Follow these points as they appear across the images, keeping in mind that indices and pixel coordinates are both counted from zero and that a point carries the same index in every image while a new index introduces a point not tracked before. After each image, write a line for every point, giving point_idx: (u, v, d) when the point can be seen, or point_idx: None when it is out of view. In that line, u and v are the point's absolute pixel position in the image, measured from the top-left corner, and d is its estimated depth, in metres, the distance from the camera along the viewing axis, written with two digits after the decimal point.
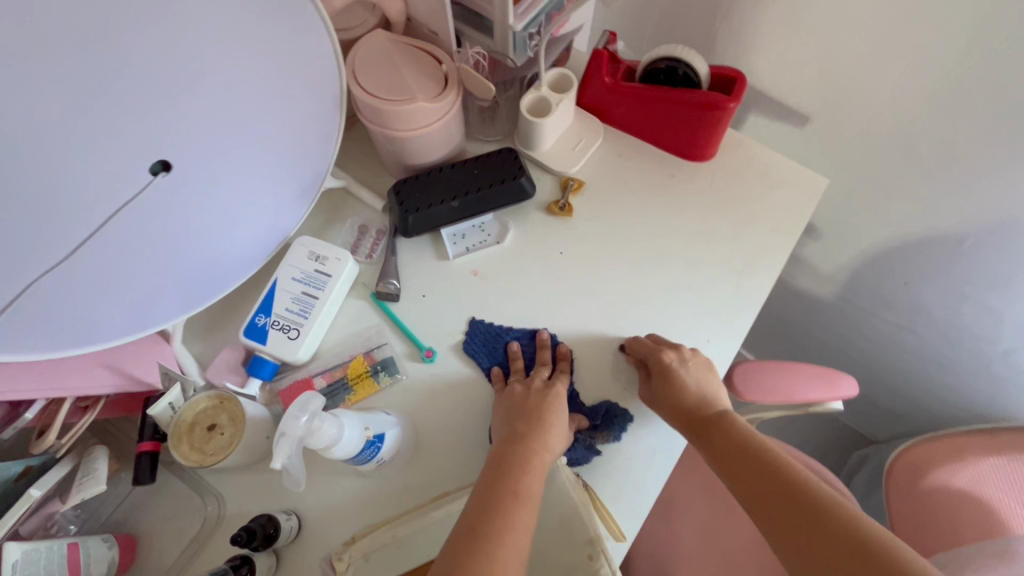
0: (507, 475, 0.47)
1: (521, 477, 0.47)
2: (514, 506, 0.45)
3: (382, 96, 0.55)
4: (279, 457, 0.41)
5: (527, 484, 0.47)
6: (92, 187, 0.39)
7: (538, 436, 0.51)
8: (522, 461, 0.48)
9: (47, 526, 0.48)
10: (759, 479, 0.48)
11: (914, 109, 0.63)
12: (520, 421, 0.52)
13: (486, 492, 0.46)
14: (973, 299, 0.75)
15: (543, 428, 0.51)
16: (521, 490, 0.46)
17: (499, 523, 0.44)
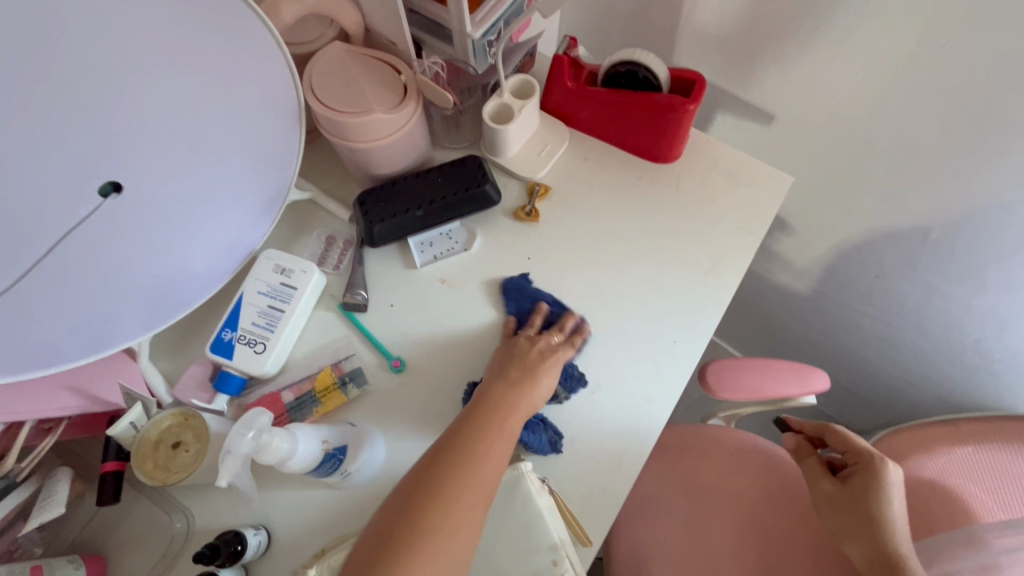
0: (483, 434, 0.49)
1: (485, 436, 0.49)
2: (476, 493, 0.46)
3: (340, 108, 0.55)
4: (224, 474, 0.42)
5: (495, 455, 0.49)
6: (40, 211, 0.39)
7: (516, 387, 0.53)
8: (490, 424, 0.50)
9: (11, 549, 0.48)
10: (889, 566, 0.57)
11: (874, 106, 0.64)
12: (515, 369, 0.55)
13: (448, 453, 0.47)
14: (942, 290, 0.76)
15: (531, 381, 0.54)
16: (487, 451, 0.48)
17: (459, 482, 0.46)
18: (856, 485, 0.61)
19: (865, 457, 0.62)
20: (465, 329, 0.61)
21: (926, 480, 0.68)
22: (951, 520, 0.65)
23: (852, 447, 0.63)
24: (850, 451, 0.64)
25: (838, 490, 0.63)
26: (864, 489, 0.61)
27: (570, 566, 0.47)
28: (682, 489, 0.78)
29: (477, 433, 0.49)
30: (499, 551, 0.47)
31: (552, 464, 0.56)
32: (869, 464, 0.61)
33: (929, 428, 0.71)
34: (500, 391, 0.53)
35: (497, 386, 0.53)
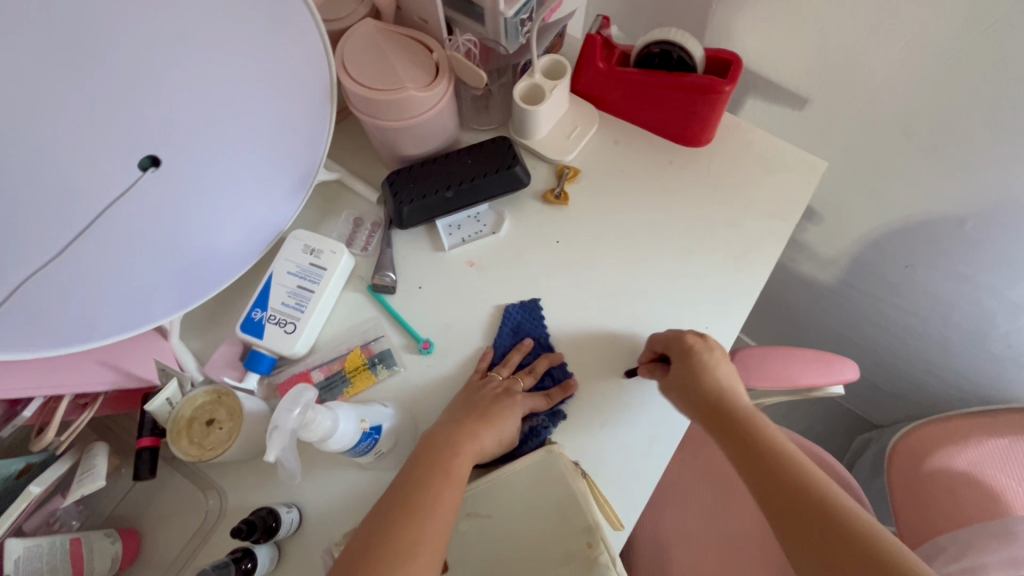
0: (433, 457, 0.48)
1: (451, 458, 0.48)
2: (442, 496, 0.45)
3: (373, 86, 0.55)
4: (273, 449, 0.42)
5: (455, 462, 0.48)
6: (80, 182, 0.39)
7: (463, 428, 0.50)
8: (439, 450, 0.48)
9: (49, 522, 0.49)
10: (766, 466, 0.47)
11: (916, 89, 0.62)
12: (464, 411, 0.52)
13: (409, 483, 0.46)
14: (976, 281, 0.74)
15: (478, 420, 0.51)
16: (449, 469, 0.47)
17: (425, 500, 0.45)
18: (690, 369, 0.53)
19: (704, 343, 0.55)
20: (493, 312, 0.61)
21: (960, 471, 0.67)
22: (982, 512, 0.64)
23: (682, 335, 0.55)
24: (674, 344, 0.55)
25: (687, 378, 0.53)
26: (706, 372, 0.53)
27: (607, 548, 0.46)
28: (705, 478, 0.77)
29: (449, 448, 0.48)
30: (533, 534, 0.47)
31: (582, 448, 0.55)
32: (691, 350, 0.54)
33: (962, 419, 0.70)
34: (458, 419, 0.51)
35: (447, 428, 0.50)
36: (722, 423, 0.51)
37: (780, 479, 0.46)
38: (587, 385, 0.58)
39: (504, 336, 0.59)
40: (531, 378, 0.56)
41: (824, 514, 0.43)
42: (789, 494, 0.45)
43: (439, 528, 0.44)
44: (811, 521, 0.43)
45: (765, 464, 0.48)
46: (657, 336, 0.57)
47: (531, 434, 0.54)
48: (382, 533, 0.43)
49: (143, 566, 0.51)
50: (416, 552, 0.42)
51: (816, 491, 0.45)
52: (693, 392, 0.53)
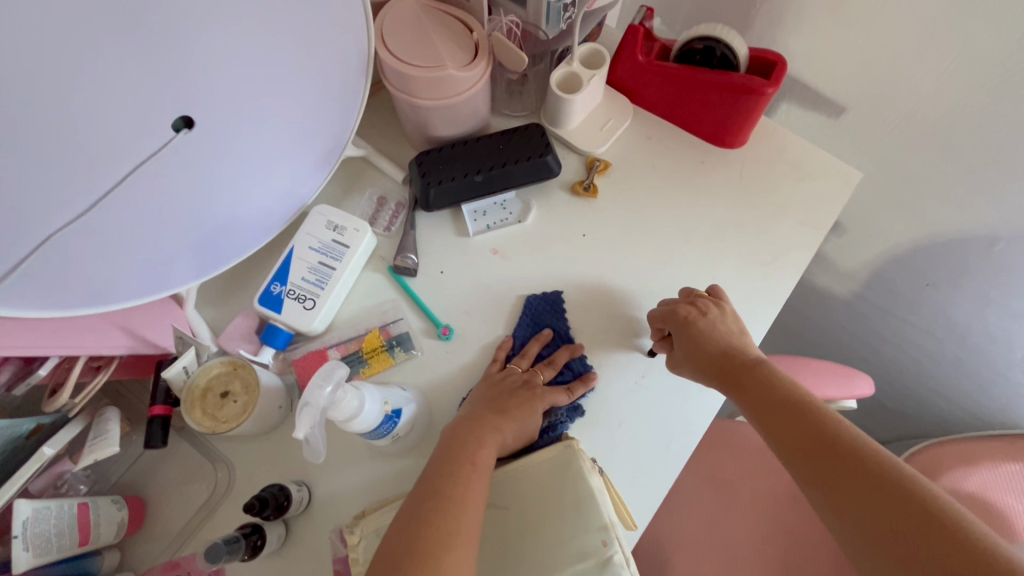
0: (456, 449, 0.47)
1: (475, 448, 0.47)
2: (468, 483, 0.45)
3: (411, 63, 0.53)
4: (302, 428, 0.40)
5: (479, 450, 0.47)
6: (113, 139, 0.38)
7: (486, 420, 0.49)
8: (462, 439, 0.48)
9: (56, 485, 0.47)
10: (788, 420, 0.46)
11: (961, 104, 0.60)
12: (485, 404, 0.51)
13: (436, 477, 0.45)
14: (998, 304, 0.73)
15: (499, 414, 0.50)
16: (475, 459, 0.46)
17: (455, 493, 0.44)
18: (690, 339, 0.53)
19: (699, 307, 0.55)
20: (514, 302, 0.60)
21: (970, 493, 0.66)
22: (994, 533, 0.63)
23: (677, 306, 0.55)
24: (670, 316, 0.55)
25: (688, 349, 0.53)
26: (708, 336, 0.53)
27: (621, 547, 0.46)
28: (709, 484, 0.76)
29: (471, 438, 0.48)
30: (546, 529, 0.47)
31: (597, 445, 0.55)
32: (688, 320, 0.54)
33: (970, 442, 0.71)
34: (477, 412, 0.50)
35: (470, 420, 0.50)
36: (734, 380, 0.51)
37: (797, 424, 0.45)
38: (606, 382, 0.57)
39: (523, 326, 0.58)
40: (551, 370, 0.55)
41: (845, 448, 0.42)
42: (807, 436, 0.44)
43: (475, 513, 0.43)
44: (832, 458, 0.42)
45: (781, 412, 0.47)
46: (655, 312, 0.56)
47: (549, 428, 0.54)
48: (421, 523, 0.42)
49: (147, 534, 0.50)
50: (451, 544, 0.41)
51: (832, 425, 0.44)
52: (698, 357, 0.52)
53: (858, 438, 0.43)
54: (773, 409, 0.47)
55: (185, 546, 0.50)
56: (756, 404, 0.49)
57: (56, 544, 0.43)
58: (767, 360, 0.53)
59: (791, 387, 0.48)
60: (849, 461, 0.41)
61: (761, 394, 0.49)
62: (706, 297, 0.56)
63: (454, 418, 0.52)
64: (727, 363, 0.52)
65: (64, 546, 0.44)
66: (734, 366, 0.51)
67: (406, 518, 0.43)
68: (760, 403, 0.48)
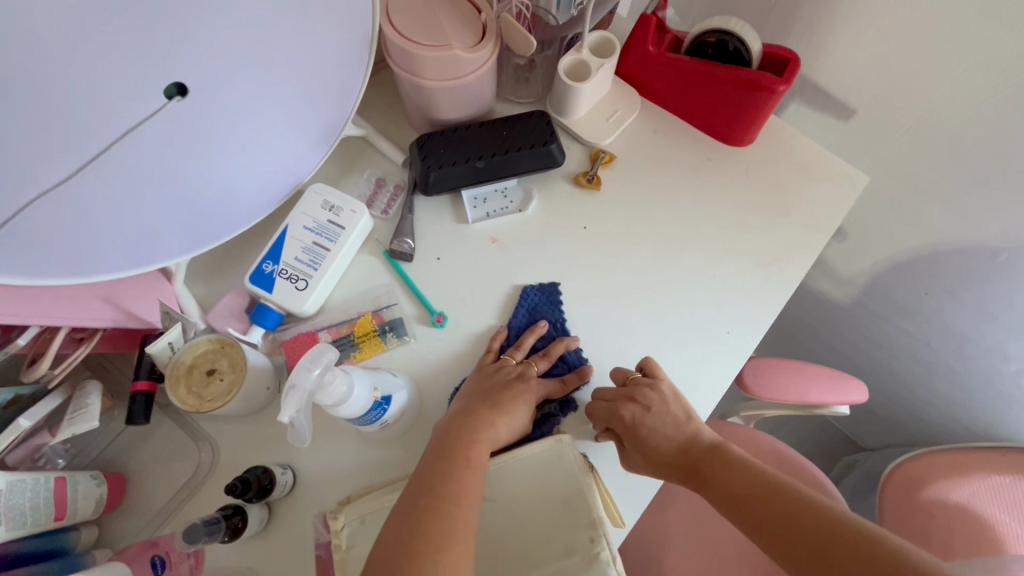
0: (452, 446, 0.46)
1: (469, 444, 0.46)
2: (461, 481, 0.44)
3: (416, 40, 0.52)
4: (287, 410, 0.39)
5: (473, 446, 0.46)
6: (102, 101, 0.36)
7: (482, 415, 0.49)
8: (458, 435, 0.47)
9: (35, 457, 0.46)
10: (749, 498, 0.46)
11: (974, 113, 0.59)
12: (479, 399, 0.50)
13: (430, 475, 0.44)
14: (995, 316, 0.73)
15: (495, 410, 0.49)
16: (469, 455, 0.46)
17: (451, 490, 0.43)
18: (639, 445, 0.51)
19: (641, 403, 0.51)
20: (510, 293, 0.59)
21: (956, 503, 0.66)
22: (974, 546, 0.63)
23: (617, 403, 0.52)
24: (615, 417, 0.51)
25: (643, 452, 0.51)
26: (656, 437, 0.51)
27: (608, 544, 0.45)
28: None
29: (466, 436, 0.47)
30: (533, 524, 0.46)
31: (589, 439, 0.54)
32: (633, 423, 0.50)
33: (961, 454, 0.68)
34: (472, 407, 0.50)
35: (465, 416, 0.49)
36: (697, 475, 0.50)
37: (767, 514, 0.45)
38: (600, 378, 0.56)
39: (519, 317, 0.57)
40: (545, 363, 0.54)
41: (818, 531, 0.42)
42: (782, 518, 0.44)
43: (471, 511, 0.42)
44: (791, 529, 0.43)
45: (751, 509, 0.45)
46: (596, 407, 0.52)
47: (541, 421, 0.53)
48: (419, 520, 0.41)
49: (126, 511, 0.49)
50: (448, 544, 0.40)
51: (794, 501, 0.44)
52: (655, 463, 0.51)
53: (831, 510, 0.43)
54: (745, 502, 0.46)
55: (165, 524, 0.49)
56: (724, 503, 0.47)
57: (30, 518, 0.42)
58: (721, 439, 0.51)
59: (761, 472, 0.47)
60: (823, 539, 0.41)
61: (727, 486, 0.48)
62: (642, 382, 0.52)
63: (447, 414, 0.51)
64: (686, 462, 0.50)
65: (39, 521, 0.43)
66: (690, 464, 0.50)
67: (403, 517, 0.42)
68: (730, 499, 0.47)
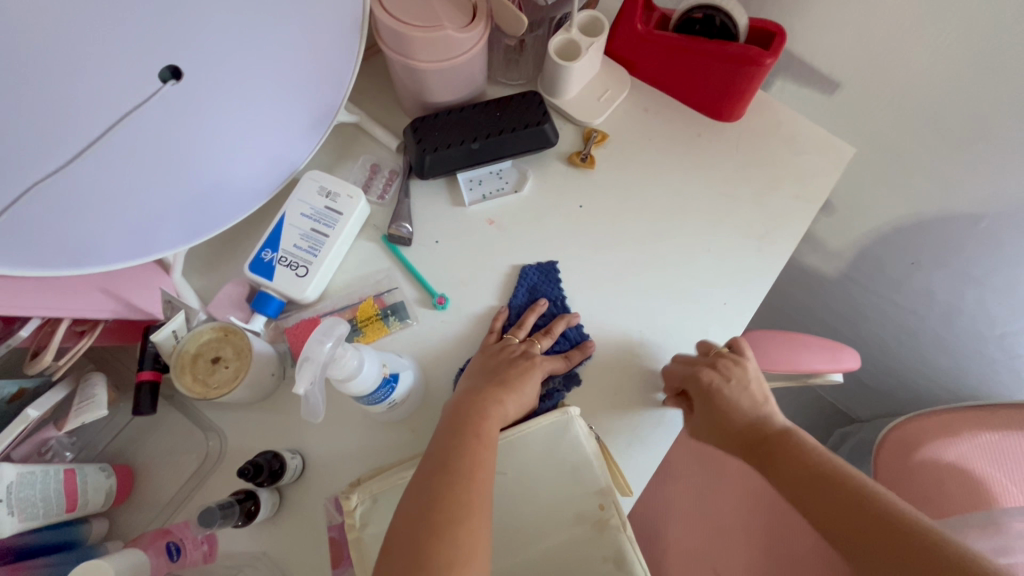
0: (461, 421, 0.47)
1: (479, 420, 0.47)
2: (472, 454, 0.44)
3: (407, 21, 0.52)
4: (302, 382, 0.40)
5: (482, 421, 0.47)
6: (99, 85, 0.36)
7: (490, 392, 0.49)
8: (468, 411, 0.47)
9: (41, 451, 0.46)
10: (811, 479, 0.47)
11: (955, 83, 0.60)
12: (485, 377, 0.51)
13: (443, 451, 0.44)
14: (979, 281, 0.75)
15: (501, 387, 0.50)
16: (479, 430, 0.46)
17: (462, 463, 0.43)
18: (713, 407, 0.52)
19: (722, 372, 0.53)
20: (509, 273, 0.59)
21: (948, 463, 0.67)
22: (970, 501, 0.65)
23: (697, 367, 0.53)
24: (691, 379, 0.53)
25: (707, 418, 0.53)
26: (732, 410, 0.53)
27: (618, 511, 0.46)
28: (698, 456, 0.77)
29: (475, 412, 0.47)
30: (542, 492, 0.47)
31: (593, 412, 0.55)
32: (711, 387, 0.52)
33: (953, 412, 0.69)
34: (478, 385, 0.50)
35: (472, 394, 0.49)
36: (762, 455, 0.51)
37: (815, 490, 0.46)
38: (601, 352, 0.57)
39: (518, 296, 0.58)
40: (548, 340, 0.55)
41: (879, 519, 0.42)
42: (821, 491, 0.46)
43: (485, 483, 0.43)
44: (848, 509, 0.44)
45: (812, 487, 0.46)
46: (673, 370, 0.54)
47: (546, 396, 0.54)
48: (433, 494, 0.42)
49: (135, 503, 0.49)
50: (464, 514, 0.41)
51: (851, 483, 0.45)
52: (726, 430, 0.53)
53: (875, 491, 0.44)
54: (807, 483, 0.47)
55: (176, 513, 0.49)
56: (790, 485, 0.48)
57: (42, 510, 0.42)
58: (793, 426, 0.52)
59: (819, 459, 0.48)
60: (872, 516, 0.43)
61: (794, 470, 0.48)
62: (725, 357, 0.54)
63: (454, 393, 0.51)
64: (754, 437, 0.52)
65: (50, 513, 0.43)
66: (762, 442, 0.51)
67: (418, 491, 0.42)
68: (794, 482, 0.48)
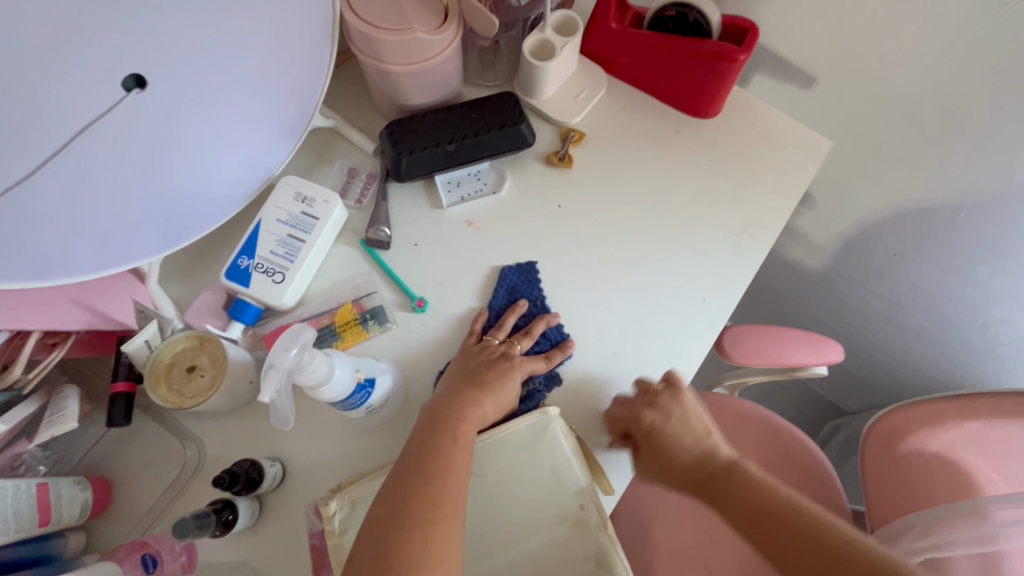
0: (439, 424, 0.46)
1: (457, 423, 0.47)
2: (449, 458, 0.44)
3: (377, 24, 0.52)
4: (268, 390, 0.39)
5: (460, 424, 0.47)
6: (59, 95, 0.35)
7: (468, 395, 0.49)
8: (445, 414, 0.47)
9: (14, 465, 0.46)
10: (768, 519, 0.47)
11: (927, 75, 0.61)
12: (464, 380, 0.51)
13: (419, 454, 0.44)
14: (960, 272, 0.76)
15: (479, 389, 0.50)
16: (457, 433, 0.46)
17: (439, 467, 0.43)
18: (657, 446, 0.53)
19: (660, 410, 0.53)
20: (489, 274, 0.59)
21: (933, 453, 0.67)
22: (953, 491, 0.65)
23: (635, 408, 0.53)
24: (633, 422, 0.53)
25: (654, 464, 0.53)
26: (672, 449, 0.53)
27: (598, 510, 0.46)
28: None
29: (453, 415, 0.47)
30: (522, 493, 0.47)
31: (575, 412, 0.55)
32: (653, 428, 0.52)
33: (940, 401, 0.67)
34: (457, 388, 0.50)
35: (450, 397, 0.49)
36: (711, 492, 0.51)
37: (774, 525, 0.47)
38: (582, 351, 0.57)
39: (498, 297, 0.58)
40: (528, 341, 0.55)
41: (835, 557, 0.43)
42: (777, 533, 0.46)
43: (462, 486, 0.43)
44: (805, 552, 0.45)
45: (767, 531, 0.47)
46: (615, 414, 0.53)
47: (527, 397, 0.54)
48: (405, 497, 0.42)
49: (113, 515, 0.49)
50: (440, 518, 0.41)
51: (807, 525, 0.46)
52: (670, 473, 0.53)
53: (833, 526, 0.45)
54: (763, 521, 0.47)
55: (155, 525, 0.49)
56: (744, 522, 0.48)
57: (13, 524, 0.41)
58: (738, 455, 0.53)
59: (775, 491, 0.49)
60: (830, 560, 0.43)
61: (744, 510, 0.49)
62: (662, 393, 0.54)
63: (433, 396, 0.51)
64: (703, 474, 0.52)
65: (23, 527, 0.42)
66: (710, 476, 0.52)
67: (393, 495, 0.42)
68: (748, 520, 0.48)
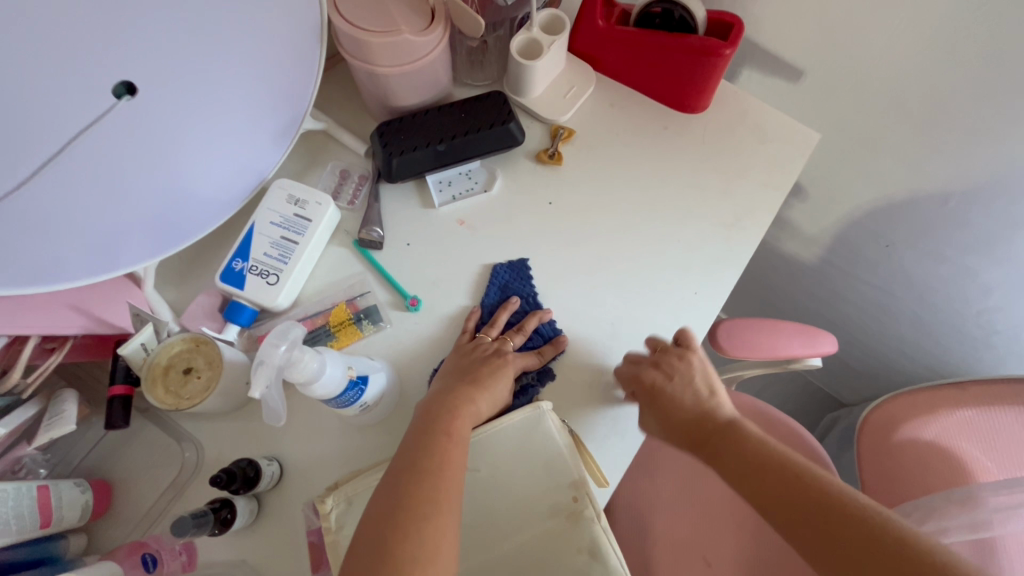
0: (432, 421, 0.47)
1: (450, 419, 0.47)
2: (443, 454, 0.45)
3: (364, 27, 0.52)
4: (257, 386, 0.41)
5: (454, 420, 0.47)
6: (50, 104, 0.36)
7: (461, 391, 0.50)
8: (440, 411, 0.48)
9: (15, 469, 0.46)
10: (766, 474, 0.48)
11: (912, 66, 0.61)
12: (458, 377, 0.51)
13: (414, 451, 0.45)
14: (952, 260, 0.76)
15: (473, 386, 0.50)
16: (450, 429, 0.46)
17: (433, 463, 0.44)
18: (658, 402, 0.53)
19: (664, 370, 0.54)
20: (481, 272, 0.60)
21: (928, 441, 0.67)
22: (949, 479, 0.65)
23: (640, 368, 0.54)
24: (637, 380, 0.54)
25: (658, 416, 0.53)
26: (676, 404, 0.54)
27: (592, 502, 0.47)
28: None
29: (447, 411, 0.48)
30: (516, 487, 0.48)
31: (568, 406, 0.55)
32: (654, 386, 0.53)
33: (926, 391, 0.68)
34: (450, 385, 0.50)
35: (444, 394, 0.50)
36: (711, 450, 0.52)
37: (771, 482, 0.48)
38: (574, 346, 0.57)
39: (490, 295, 0.58)
40: (520, 337, 0.55)
41: (833, 508, 0.44)
42: (777, 486, 0.47)
43: (456, 482, 0.43)
44: (804, 500, 0.45)
45: (768, 479, 0.48)
46: (622, 370, 0.55)
47: (520, 392, 0.55)
48: (400, 493, 0.42)
49: (113, 517, 0.50)
50: (434, 514, 0.41)
51: (807, 476, 0.47)
52: (671, 424, 0.53)
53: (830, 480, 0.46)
54: (762, 478, 0.48)
55: (154, 526, 0.49)
56: (743, 478, 0.49)
57: (15, 526, 0.42)
58: (738, 416, 0.54)
59: (773, 448, 0.50)
60: (827, 510, 0.44)
61: (745, 464, 0.50)
62: (671, 354, 0.55)
63: (427, 394, 0.51)
64: (701, 433, 0.53)
65: (24, 529, 0.43)
66: (708, 437, 0.53)
67: (389, 491, 0.43)
68: (747, 474, 0.49)
